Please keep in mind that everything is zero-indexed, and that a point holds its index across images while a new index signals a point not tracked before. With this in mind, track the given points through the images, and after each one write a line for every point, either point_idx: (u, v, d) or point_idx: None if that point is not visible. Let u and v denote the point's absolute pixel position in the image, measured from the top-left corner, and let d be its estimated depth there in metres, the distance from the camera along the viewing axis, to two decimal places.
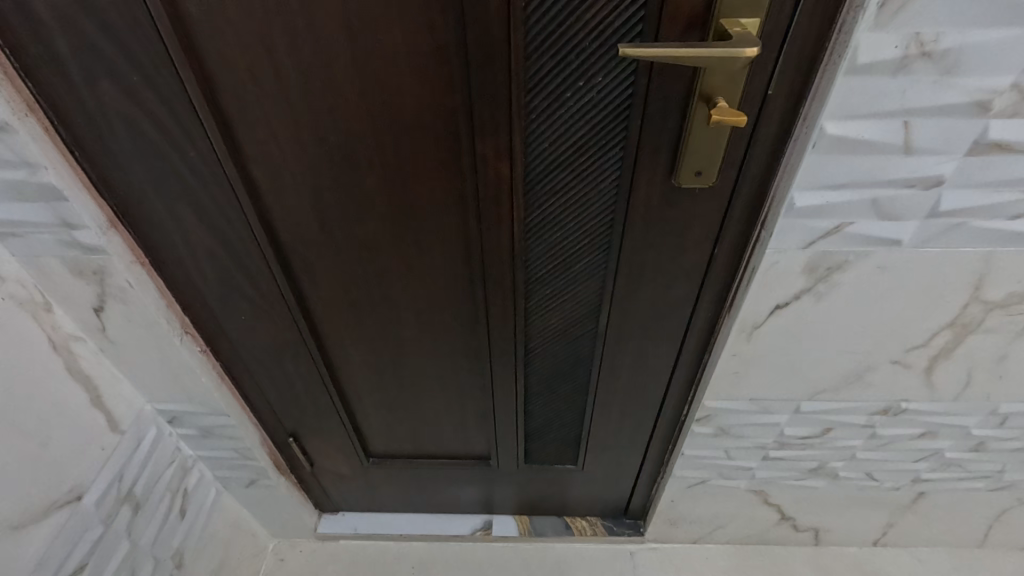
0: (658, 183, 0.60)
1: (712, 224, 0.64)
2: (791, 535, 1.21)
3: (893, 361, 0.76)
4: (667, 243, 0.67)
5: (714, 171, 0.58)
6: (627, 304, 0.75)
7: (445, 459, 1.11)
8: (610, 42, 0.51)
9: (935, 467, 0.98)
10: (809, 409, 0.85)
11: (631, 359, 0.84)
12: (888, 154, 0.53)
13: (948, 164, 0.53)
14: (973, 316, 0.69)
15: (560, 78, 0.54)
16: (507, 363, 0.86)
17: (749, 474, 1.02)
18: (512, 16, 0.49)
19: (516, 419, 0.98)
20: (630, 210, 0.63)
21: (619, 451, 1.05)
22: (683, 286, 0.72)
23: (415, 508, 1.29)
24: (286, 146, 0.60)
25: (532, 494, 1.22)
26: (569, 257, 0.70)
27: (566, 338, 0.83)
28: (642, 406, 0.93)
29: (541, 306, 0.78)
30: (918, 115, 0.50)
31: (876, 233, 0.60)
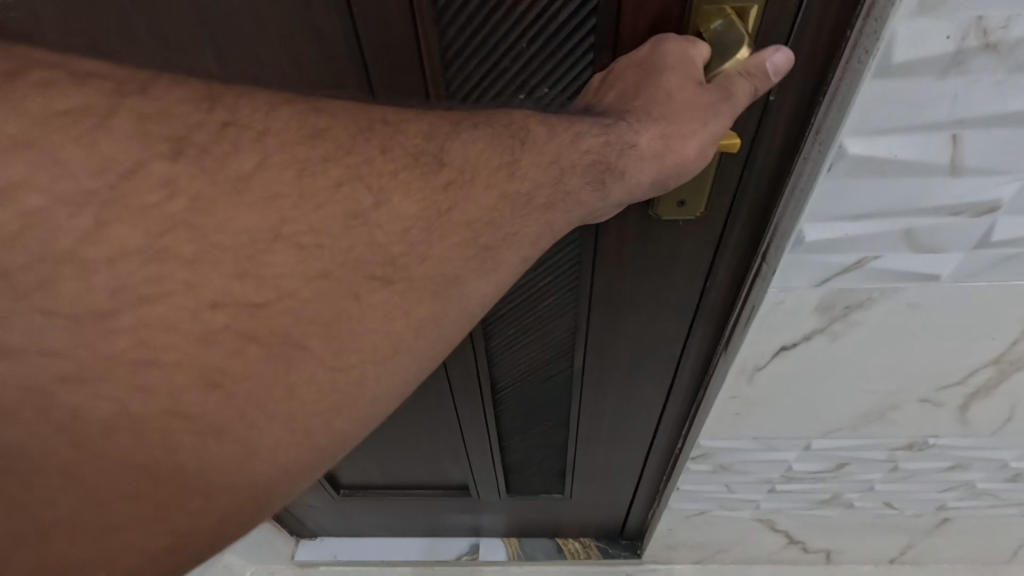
0: (632, 213, 0.48)
1: (702, 255, 0.52)
2: (801, 556, 1.12)
3: (921, 400, 0.65)
4: (650, 277, 0.55)
5: (702, 201, 0.46)
6: (607, 342, 0.64)
7: (421, 488, 1.04)
8: (548, 41, 0.40)
9: (965, 495, 0.87)
10: (821, 446, 0.74)
11: (616, 396, 0.74)
12: (927, 176, 0.40)
13: (1009, 185, 0.40)
14: (1021, 353, 0.57)
15: (495, 86, 0.43)
16: (475, 400, 0.77)
17: (753, 505, 0.92)
18: (427, 66, 0.41)
19: (493, 452, 0.89)
20: (600, 242, 0.51)
21: (609, 481, 0.95)
22: (670, 323, 0.61)
23: (397, 532, 1.22)
24: None
25: (519, 520, 1.14)
26: (533, 294, 0.59)
27: (540, 375, 0.72)
28: (632, 440, 0.83)
29: (504, 345, 0.68)
30: (973, 126, 0.37)
31: (907, 267, 0.47)
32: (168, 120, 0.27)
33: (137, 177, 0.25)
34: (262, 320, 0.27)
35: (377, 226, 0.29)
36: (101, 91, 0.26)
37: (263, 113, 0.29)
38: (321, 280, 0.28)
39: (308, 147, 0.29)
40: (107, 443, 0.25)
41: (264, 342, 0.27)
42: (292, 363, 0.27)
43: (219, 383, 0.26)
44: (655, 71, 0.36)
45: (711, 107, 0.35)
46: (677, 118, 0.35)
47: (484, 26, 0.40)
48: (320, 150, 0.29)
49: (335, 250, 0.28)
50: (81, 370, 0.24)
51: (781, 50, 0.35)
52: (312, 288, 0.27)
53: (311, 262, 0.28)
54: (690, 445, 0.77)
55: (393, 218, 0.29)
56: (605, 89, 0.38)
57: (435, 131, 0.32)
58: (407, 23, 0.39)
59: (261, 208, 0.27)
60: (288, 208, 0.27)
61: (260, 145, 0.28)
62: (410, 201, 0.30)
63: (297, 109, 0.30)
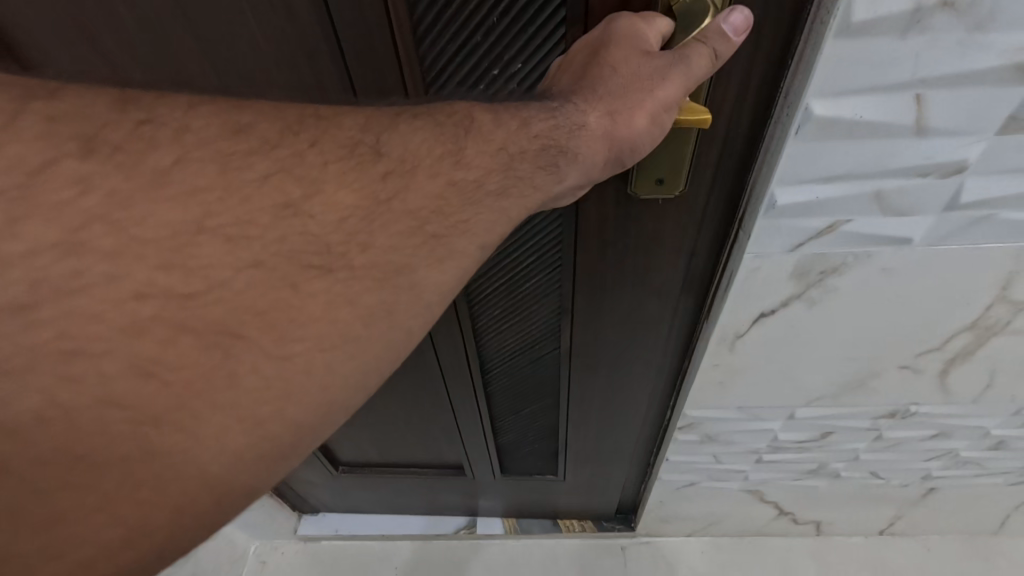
0: (611, 190, 0.49)
1: (681, 235, 0.53)
2: (792, 528, 1.15)
3: (901, 366, 0.66)
4: (632, 257, 0.56)
5: (679, 178, 0.47)
6: (592, 324, 0.65)
7: (417, 468, 1.08)
8: (518, 19, 0.41)
9: (949, 465, 0.89)
10: (804, 414, 0.76)
11: (605, 378, 0.75)
12: (893, 138, 0.41)
13: (975, 146, 0.41)
14: (997, 317, 0.58)
15: (466, 62, 0.44)
16: (465, 381, 0.79)
17: (742, 476, 0.94)
18: (399, 40, 0.42)
19: (485, 431, 0.92)
20: (580, 225, 0.53)
21: (603, 463, 0.97)
22: (654, 302, 0.62)
23: (397, 509, 1.25)
24: None
25: (516, 501, 1.16)
26: (516, 279, 0.61)
27: (529, 355, 0.74)
28: (623, 420, 0.85)
29: (491, 325, 0.70)
30: (935, 86, 0.38)
31: (878, 231, 0.48)
32: (80, 119, 0.28)
33: (47, 173, 0.27)
34: (195, 307, 0.28)
35: (309, 216, 0.31)
36: (8, 98, 0.28)
37: (178, 113, 0.31)
38: (254, 270, 0.29)
39: (232, 141, 0.31)
40: (36, 436, 0.25)
41: (197, 331, 0.28)
42: (230, 350, 0.28)
43: (153, 372, 0.27)
44: (603, 46, 0.38)
45: (659, 81, 0.37)
46: (623, 93, 0.37)
47: (455, 2, 0.40)
48: (242, 146, 0.31)
49: (268, 243, 0.30)
50: (3, 361, 0.24)
51: (738, 10, 0.36)
52: (245, 278, 0.29)
53: (241, 253, 0.29)
54: (677, 416, 0.79)
55: (328, 208, 0.31)
56: (561, 72, 0.40)
57: (371, 125, 0.34)
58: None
59: (181, 202, 0.28)
60: (211, 202, 0.29)
61: (178, 142, 0.29)
62: (346, 191, 0.32)
63: (217, 107, 0.32)
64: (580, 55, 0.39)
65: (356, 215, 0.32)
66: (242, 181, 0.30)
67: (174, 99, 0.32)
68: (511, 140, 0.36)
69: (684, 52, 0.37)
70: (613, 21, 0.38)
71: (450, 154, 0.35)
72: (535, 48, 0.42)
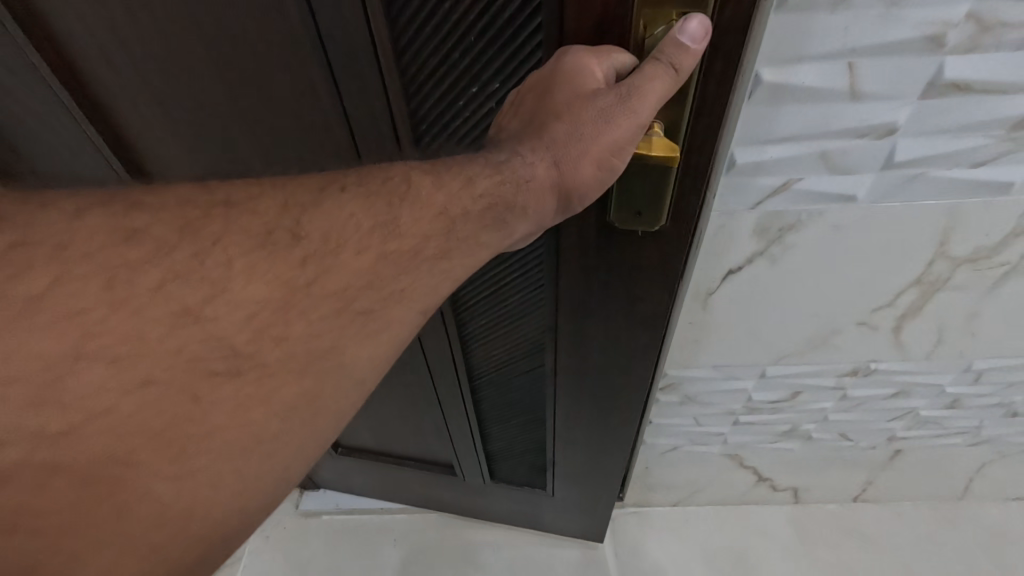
0: (592, 218, 0.53)
1: (663, 272, 0.57)
2: (770, 495, 1.22)
3: (858, 323, 0.72)
4: (617, 287, 0.60)
5: (657, 211, 0.49)
6: (576, 348, 0.70)
7: (414, 462, 1.17)
8: (490, 43, 0.45)
9: (911, 425, 0.96)
10: (776, 372, 0.82)
11: (590, 404, 0.80)
12: (832, 102, 0.48)
13: (902, 109, 0.48)
14: (939, 273, 0.65)
15: (446, 78, 0.49)
16: (453, 380, 0.89)
17: (721, 440, 1.00)
18: (382, 61, 0.48)
19: (473, 430, 1.00)
20: (566, 260, 0.58)
21: (590, 480, 1.01)
22: (638, 331, 0.66)
23: (394, 500, 1.30)
24: (159, 126, 0.60)
25: (500, 510, 1.22)
26: (502, 292, 0.70)
27: (514, 363, 0.83)
28: (608, 440, 0.88)
29: (478, 334, 0.81)
30: (865, 55, 0.44)
31: (827, 188, 0.55)
32: None
33: None
34: (62, 448, 0.29)
35: (208, 320, 0.33)
36: None
37: (66, 223, 0.32)
38: (144, 389, 0.31)
39: (123, 251, 0.33)
40: None
41: (74, 469, 0.30)
42: (117, 484, 0.31)
43: (18, 526, 0.28)
44: (548, 89, 0.40)
45: (609, 125, 0.39)
46: (562, 143, 0.40)
47: (433, 20, 0.45)
48: (129, 257, 0.32)
49: (162, 357, 0.32)
50: None
51: (696, 19, 0.37)
52: (134, 399, 0.31)
53: (128, 375, 0.31)
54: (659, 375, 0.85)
55: (233, 308, 0.34)
56: (514, 110, 0.44)
57: (296, 204, 0.38)
58: (361, 14, 0.45)
59: (55, 333, 0.30)
60: (90, 324, 0.31)
61: (59, 260, 0.31)
62: (254, 286, 0.35)
63: (111, 211, 0.34)
64: (534, 93, 0.42)
65: (265, 311, 0.35)
66: (133, 295, 0.32)
67: (64, 204, 0.33)
68: (453, 201, 0.41)
69: (638, 83, 0.38)
70: (566, 60, 0.39)
71: (383, 226, 0.39)
72: (504, 67, 0.46)
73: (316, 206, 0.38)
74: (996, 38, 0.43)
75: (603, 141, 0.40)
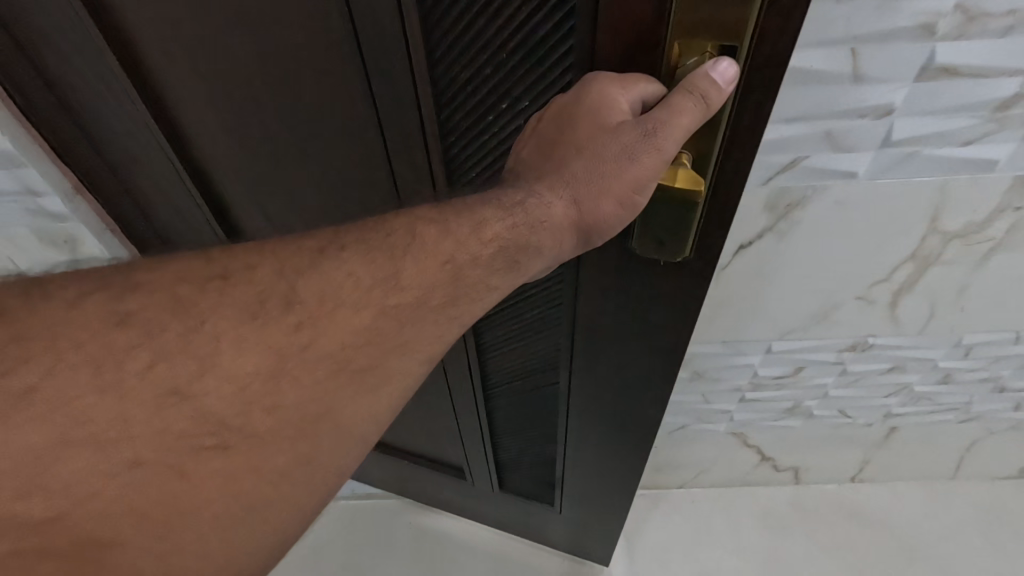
0: (611, 253, 0.55)
1: (671, 313, 0.60)
2: (772, 475, 1.27)
3: (857, 297, 0.78)
4: (627, 323, 0.62)
5: (677, 244, 0.50)
6: (587, 371, 0.73)
7: (425, 461, 1.21)
8: (522, 63, 0.47)
9: (906, 401, 1.02)
10: (780, 348, 0.87)
11: (599, 427, 0.82)
12: (837, 84, 0.53)
13: (898, 91, 0.54)
14: (932, 248, 0.70)
15: (477, 91, 0.50)
16: (467, 387, 0.94)
17: (727, 417, 1.05)
18: (416, 77, 0.49)
19: (484, 437, 1.05)
20: (581, 290, 0.61)
21: (595, 500, 1.03)
22: (647, 364, 0.68)
23: (405, 493, 1.35)
24: (199, 123, 0.60)
25: (504, 517, 1.26)
26: (520, 308, 0.75)
27: (528, 374, 0.87)
28: (616, 465, 0.90)
29: (495, 344, 0.85)
30: (866, 41, 0.50)
31: (832, 165, 0.60)
32: None
33: None
34: (47, 533, 0.32)
35: (195, 399, 0.35)
36: None
37: (61, 313, 0.35)
38: (134, 468, 0.34)
39: (113, 334, 0.35)
40: None
41: (56, 556, 0.32)
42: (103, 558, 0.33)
43: None
44: (568, 118, 0.42)
45: (628, 162, 0.41)
46: (580, 184, 0.42)
47: (469, 35, 0.47)
48: (114, 343, 0.35)
49: (150, 437, 0.34)
50: None
51: (723, 62, 0.37)
52: (119, 480, 0.34)
53: (117, 457, 0.34)
54: None
55: (223, 380, 0.36)
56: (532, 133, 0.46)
57: (293, 266, 0.39)
58: (399, 30, 0.46)
59: (44, 422, 0.33)
60: (82, 409, 0.33)
61: (52, 350, 0.34)
62: (245, 359, 0.37)
63: (110, 294, 0.36)
64: (557, 121, 0.43)
65: (253, 383, 0.37)
66: (123, 379, 0.34)
67: (68, 291, 0.36)
68: (460, 249, 0.42)
69: (655, 130, 0.39)
70: (591, 89, 0.40)
71: (387, 281, 0.40)
72: (534, 83, 0.47)
73: (311, 268, 0.39)
74: (981, 26, 0.49)
75: (622, 180, 0.41)
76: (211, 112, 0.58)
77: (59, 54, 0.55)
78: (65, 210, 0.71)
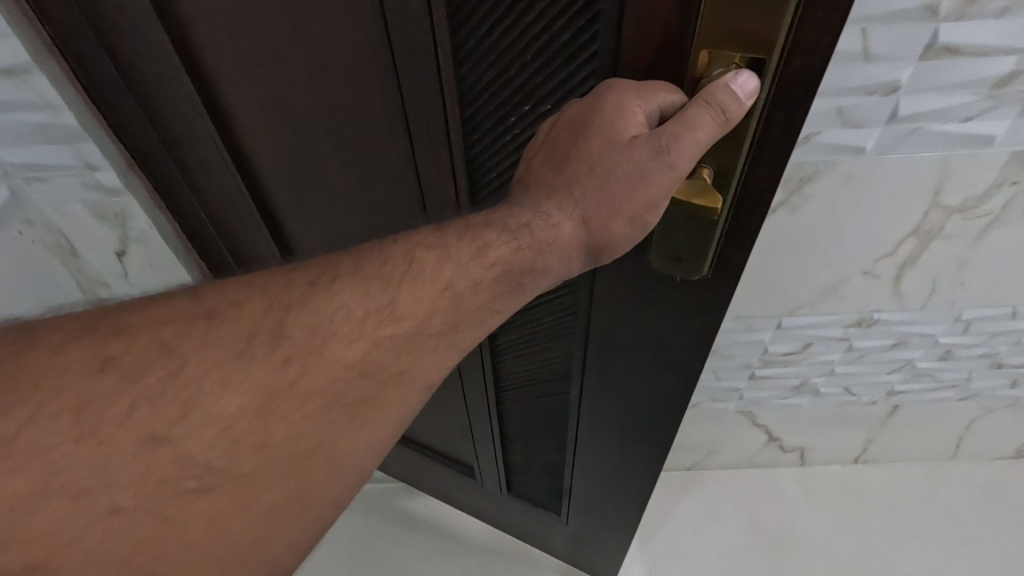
0: (627, 267, 0.56)
1: (679, 337, 0.60)
2: (779, 456, 1.31)
3: (863, 273, 0.82)
4: (637, 341, 0.63)
5: (694, 261, 0.50)
6: (596, 383, 0.74)
7: (437, 456, 1.24)
8: (547, 65, 0.47)
9: (908, 378, 1.06)
10: (790, 324, 0.92)
11: (607, 439, 0.84)
12: (849, 62, 0.58)
13: (904, 69, 0.58)
14: (933, 223, 0.75)
15: (500, 91, 0.51)
16: (480, 387, 0.96)
17: (737, 396, 1.10)
18: (441, 69, 0.51)
19: (494, 437, 1.07)
20: (594, 303, 0.62)
21: (599, 511, 1.04)
22: (653, 383, 0.69)
23: (416, 485, 1.38)
24: (238, 107, 0.62)
25: (510, 520, 1.29)
26: (535, 315, 0.76)
27: (540, 383, 0.89)
28: (621, 478, 0.91)
29: (509, 347, 0.86)
30: (875, 22, 0.55)
31: (841, 140, 0.65)
32: None
33: None
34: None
35: (182, 440, 0.36)
36: None
37: (46, 354, 0.36)
38: (116, 515, 0.34)
39: (95, 378, 0.36)
40: None
41: None
42: None
43: None
44: (585, 130, 0.42)
45: (639, 179, 0.42)
46: (590, 200, 0.44)
47: (495, 35, 0.48)
48: (92, 394, 0.35)
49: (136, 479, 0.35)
50: None
51: (742, 77, 0.38)
52: (105, 524, 0.34)
53: (98, 503, 0.34)
54: None
55: (207, 420, 0.37)
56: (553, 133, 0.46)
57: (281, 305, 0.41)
58: (425, 18, 0.48)
59: (25, 471, 0.33)
60: (67, 455, 0.34)
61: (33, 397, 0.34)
62: (227, 399, 0.38)
63: (97, 337, 0.37)
64: (574, 134, 0.43)
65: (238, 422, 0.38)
66: (104, 422, 0.35)
67: (52, 335, 0.37)
68: (458, 275, 0.44)
69: (670, 146, 0.40)
70: (615, 100, 0.41)
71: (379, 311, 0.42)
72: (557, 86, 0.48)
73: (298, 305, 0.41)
74: (980, 8, 0.54)
75: (634, 199, 0.42)
76: (250, 98, 0.60)
77: (122, 35, 0.58)
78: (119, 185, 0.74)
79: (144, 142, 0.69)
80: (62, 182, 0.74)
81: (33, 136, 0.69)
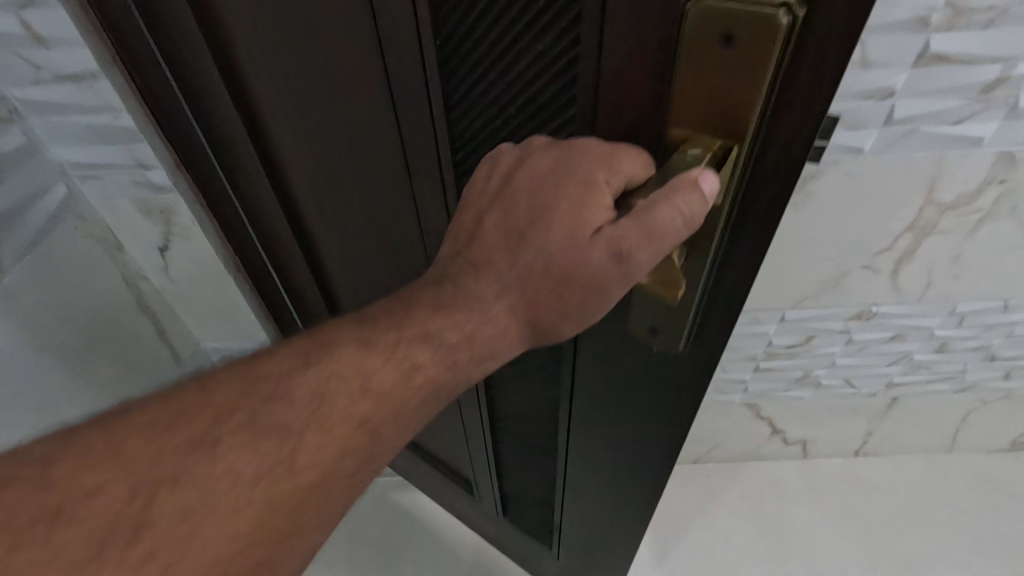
0: (611, 331, 0.56)
1: (661, 403, 0.60)
2: (782, 449, 1.36)
3: (863, 266, 0.87)
4: (621, 399, 0.63)
5: (665, 336, 0.51)
6: (583, 434, 0.74)
7: (440, 467, 1.26)
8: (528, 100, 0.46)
9: (907, 370, 1.10)
10: (793, 317, 0.96)
11: (593, 486, 0.83)
12: (849, 69, 0.63)
13: (899, 75, 0.63)
14: (928, 218, 0.80)
15: (481, 121, 0.51)
16: (476, 415, 0.97)
17: (741, 388, 1.14)
18: (432, 105, 0.51)
19: (490, 464, 1.08)
20: (580, 358, 0.62)
21: (585, 554, 1.04)
22: (636, 443, 0.68)
23: (423, 489, 1.41)
24: (264, 115, 0.66)
25: (507, 543, 1.30)
26: (528, 358, 0.77)
27: (531, 421, 0.89)
28: (606, 525, 0.90)
29: (503, 382, 0.87)
30: (873, 32, 0.60)
31: (842, 141, 0.70)
32: None
33: None
34: None
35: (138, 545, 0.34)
36: None
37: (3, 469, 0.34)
38: None
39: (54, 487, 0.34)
40: None
41: None
42: None
43: None
44: (546, 216, 0.41)
45: (598, 278, 0.41)
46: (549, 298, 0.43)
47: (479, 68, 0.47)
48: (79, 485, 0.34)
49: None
50: None
51: (708, 178, 0.37)
52: None
53: None
54: None
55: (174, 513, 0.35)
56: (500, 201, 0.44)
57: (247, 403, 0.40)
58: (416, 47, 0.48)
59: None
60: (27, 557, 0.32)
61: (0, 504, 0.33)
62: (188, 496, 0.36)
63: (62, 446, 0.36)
64: (531, 222, 0.42)
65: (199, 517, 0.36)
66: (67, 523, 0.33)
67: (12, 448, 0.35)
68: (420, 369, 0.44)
69: (627, 249, 0.39)
70: (581, 182, 0.40)
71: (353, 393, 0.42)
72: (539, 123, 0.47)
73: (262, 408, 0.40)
74: (969, 19, 0.59)
75: (591, 298, 0.42)
76: (275, 108, 0.64)
77: (175, 49, 0.63)
78: (166, 182, 0.79)
79: (192, 145, 0.75)
80: (115, 178, 0.80)
81: (92, 136, 0.76)
